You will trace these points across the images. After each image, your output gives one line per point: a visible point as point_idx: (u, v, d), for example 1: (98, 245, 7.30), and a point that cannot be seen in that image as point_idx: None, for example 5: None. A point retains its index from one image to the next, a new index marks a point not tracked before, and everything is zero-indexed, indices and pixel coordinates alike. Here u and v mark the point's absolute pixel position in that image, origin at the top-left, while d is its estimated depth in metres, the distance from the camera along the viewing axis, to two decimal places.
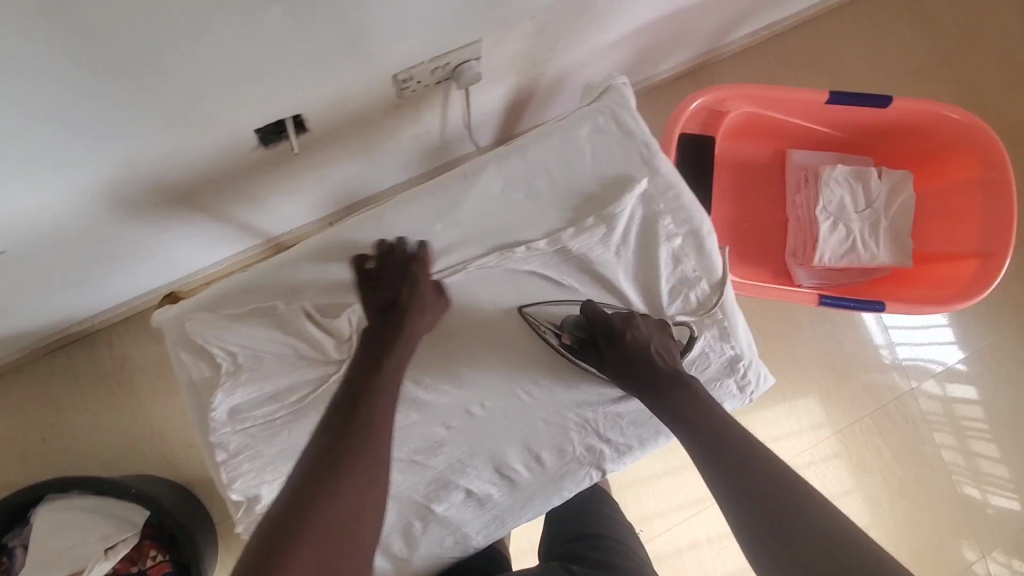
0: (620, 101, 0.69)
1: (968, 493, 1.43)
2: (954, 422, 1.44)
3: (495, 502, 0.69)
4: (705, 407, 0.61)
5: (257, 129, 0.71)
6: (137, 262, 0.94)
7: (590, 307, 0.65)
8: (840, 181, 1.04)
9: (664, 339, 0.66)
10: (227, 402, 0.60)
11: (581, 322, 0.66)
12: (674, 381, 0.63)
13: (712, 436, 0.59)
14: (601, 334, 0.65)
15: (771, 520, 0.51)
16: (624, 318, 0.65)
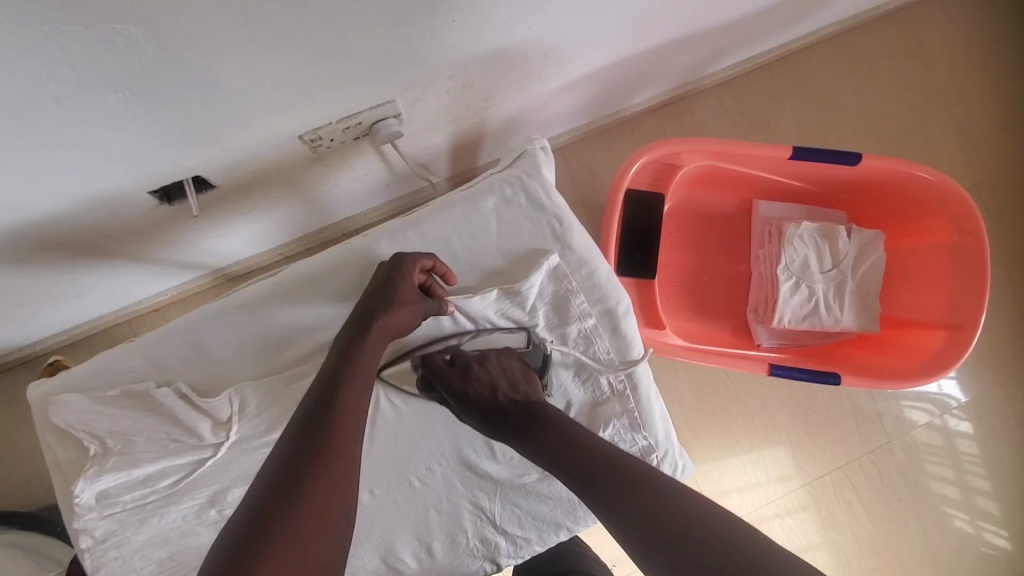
0: (532, 170, 0.64)
1: (962, 529, 1.37)
2: (954, 455, 1.37)
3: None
4: (565, 434, 0.58)
5: (152, 191, 0.67)
6: (66, 300, 0.92)
7: (426, 359, 0.63)
8: (805, 239, 0.97)
9: (513, 373, 0.64)
10: (91, 487, 0.57)
11: (424, 376, 0.64)
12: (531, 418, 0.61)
13: (581, 462, 0.55)
14: (443, 386, 0.63)
15: (660, 539, 0.46)
16: (462, 362, 0.63)
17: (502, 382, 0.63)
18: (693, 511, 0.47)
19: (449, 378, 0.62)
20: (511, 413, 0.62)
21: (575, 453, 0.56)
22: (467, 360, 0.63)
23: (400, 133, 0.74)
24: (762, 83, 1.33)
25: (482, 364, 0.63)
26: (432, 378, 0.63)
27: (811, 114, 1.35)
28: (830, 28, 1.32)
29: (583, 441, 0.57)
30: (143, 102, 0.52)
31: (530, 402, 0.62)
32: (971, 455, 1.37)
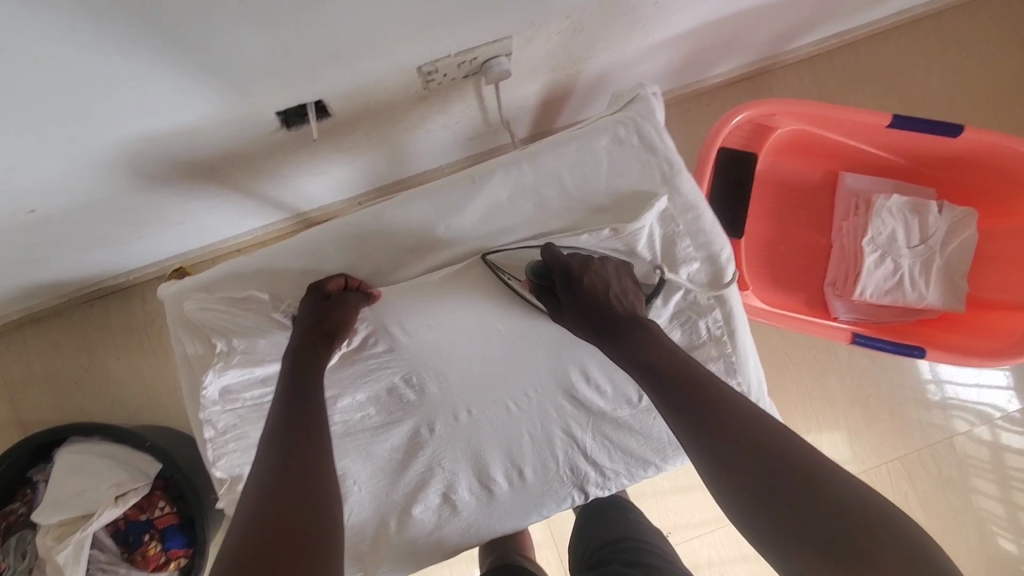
0: (646, 114, 0.66)
1: (1002, 547, 1.33)
2: (997, 472, 1.34)
3: (463, 510, 0.69)
4: (665, 351, 0.57)
5: (278, 113, 0.70)
6: (170, 227, 0.98)
7: (548, 251, 0.60)
8: (893, 212, 0.96)
9: (625, 283, 0.62)
10: (221, 380, 0.62)
11: (541, 268, 0.62)
12: (635, 327, 0.59)
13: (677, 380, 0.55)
14: (558, 278, 0.60)
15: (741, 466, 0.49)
16: (581, 260, 0.61)
17: (614, 285, 0.61)
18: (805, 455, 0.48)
19: (568, 269, 0.60)
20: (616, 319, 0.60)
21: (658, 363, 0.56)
22: (582, 259, 0.61)
23: (509, 72, 0.76)
24: (846, 61, 1.31)
25: (592, 267, 0.61)
26: (551, 269, 0.61)
27: (895, 96, 1.32)
28: (923, 8, 1.29)
29: (683, 365, 0.56)
30: (303, 13, 0.55)
31: (632, 311, 0.61)
32: (1019, 470, 1.34)
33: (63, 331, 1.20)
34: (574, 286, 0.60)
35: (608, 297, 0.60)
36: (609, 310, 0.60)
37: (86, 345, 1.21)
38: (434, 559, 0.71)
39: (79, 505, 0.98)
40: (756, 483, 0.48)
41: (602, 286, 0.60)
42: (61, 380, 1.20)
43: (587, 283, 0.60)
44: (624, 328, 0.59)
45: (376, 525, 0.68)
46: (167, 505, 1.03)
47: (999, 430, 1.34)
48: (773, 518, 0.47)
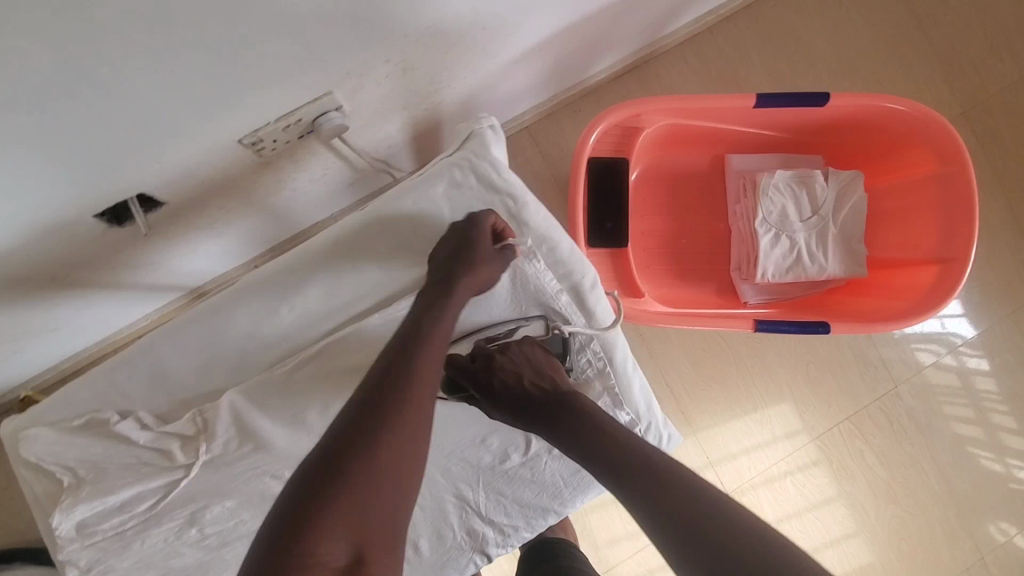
0: (481, 151, 0.63)
1: (989, 467, 1.34)
2: (973, 394, 1.35)
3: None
4: (597, 425, 0.57)
5: (98, 214, 0.66)
6: (45, 336, 0.93)
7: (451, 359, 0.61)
8: (780, 188, 0.95)
9: (534, 365, 0.61)
10: (67, 520, 0.57)
11: (448, 380, 0.62)
12: (557, 403, 0.59)
13: (629, 461, 0.52)
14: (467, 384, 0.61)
15: (689, 537, 0.46)
16: (488, 357, 0.61)
17: (528, 370, 0.61)
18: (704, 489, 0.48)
19: (475, 375, 0.61)
20: (540, 402, 0.60)
21: (605, 441, 0.55)
22: (486, 353, 0.61)
23: (345, 125, 0.72)
24: (727, 34, 1.29)
25: (506, 353, 0.61)
26: (460, 376, 0.61)
27: (782, 60, 1.31)
28: None
29: (603, 424, 0.57)
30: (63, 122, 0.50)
31: (547, 389, 0.60)
32: (988, 391, 1.35)
33: None
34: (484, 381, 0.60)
35: (525, 385, 0.60)
36: (530, 395, 0.60)
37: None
38: None
39: None
40: (667, 525, 0.47)
41: (521, 373, 0.61)
42: None
43: (505, 374, 0.60)
44: (554, 406, 0.59)
45: None
46: None
47: (965, 352, 1.34)
48: (692, 554, 0.45)
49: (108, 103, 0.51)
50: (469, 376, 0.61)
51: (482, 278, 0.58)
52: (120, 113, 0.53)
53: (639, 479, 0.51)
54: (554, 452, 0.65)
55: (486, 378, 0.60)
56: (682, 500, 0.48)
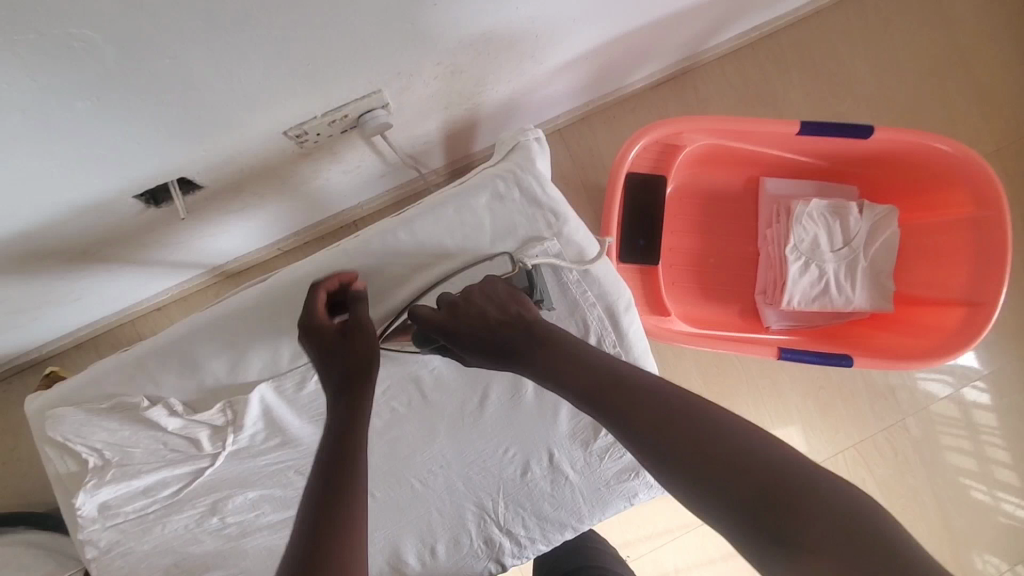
0: (526, 163, 0.61)
1: (979, 498, 1.35)
2: (972, 427, 1.35)
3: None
4: (580, 358, 0.51)
5: (137, 196, 0.65)
6: (68, 304, 0.92)
7: (414, 313, 0.56)
8: (814, 217, 0.94)
9: (499, 303, 0.56)
10: (93, 499, 0.58)
11: (416, 331, 0.57)
12: (527, 338, 0.54)
13: (601, 387, 0.48)
14: (437, 333, 0.56)
15: (678, 456, 0.42)
16: (448, 308, 0.55)
17: (492, 309, 0.56)
18: (688, 401, 0.44)
19: (440, 323, 0.55)
20: (510, 338, 0.54)
21: (578, 365, 0.50)
22: (450, 303, 0.56)
23: (389, 123, 0.72)
24: (768, 52, 1.28)
25: (466, 300, 0.56)
26: (423, 325, 0.56)
27: (821, 82, 1.29)
28: None
29: (574, 346, 0.52)
30: (121, 106, 0.50)
31: (516, 324, 0.55)
32: (988, 426, 1.35)
33: None
34: (450, 328, 0.55)
35: (492, 324, 0.55)
36: (498, 333, 0.55)
37: (8, 426, 1.15)
38: None
39: None
40: (658, 453, 0.43)
41: (484, 315, 0.55)
42: None
43: (468, 318, 0.55)
44: (526, 342, 0.53)
45: None
46: None
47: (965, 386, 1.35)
48: (688, 478, 0.41)
49: (163, 94, 0.51)
50: (438, 323, 0.55)
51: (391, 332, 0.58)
52: (173, 105, 0.53)
53: (610, 394, 0.47)
54: (576, 468, 0.65)
55: (452, 326, 0.55)
56: (652, 415, 0.44)
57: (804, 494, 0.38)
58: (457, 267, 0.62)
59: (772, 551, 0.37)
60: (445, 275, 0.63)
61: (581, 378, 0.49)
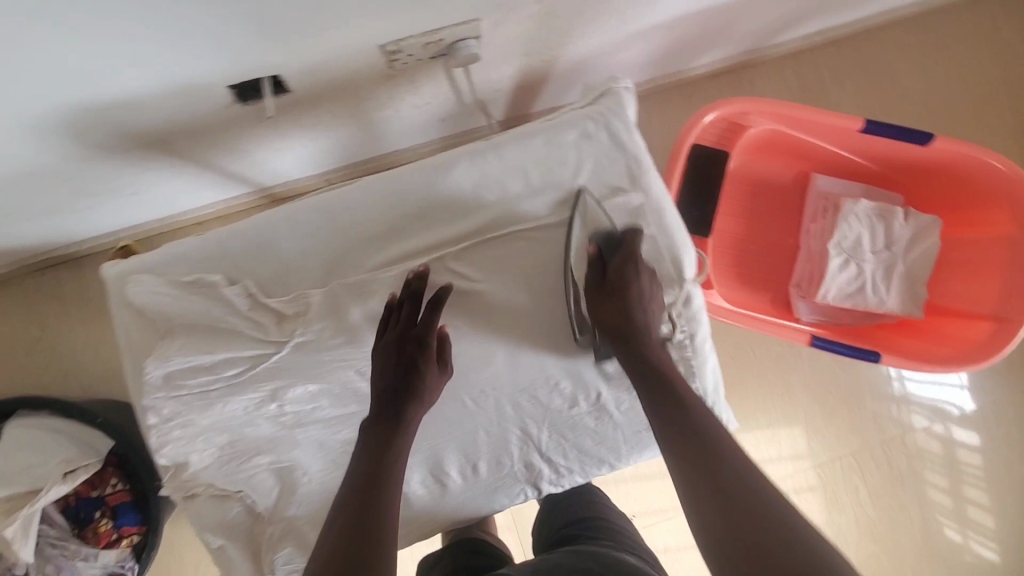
0: (616, 107, 0.64)
1: (949, 536, 1.38)
2: (952, 466, 1.38)
3: (422, 506, 0.69)
4: (678, 390, 0.56)
5: (229, 87, 0.67)
6: (124, 198, 0.94)
7: (632, 237, 0.61)
8: (860, 217, 0.96)
9: (652, 311, 0.61)
10: (162, 367, 0.59)
11: (606, 241, 0.62)
12: (644, 346, 0.59)
13: (690, 423, 0.54)
14: (616, 261, 0.61)
15: (732, 514, 0.48)
16: (638, 265, 0.61)
17: (644, 301, 0.60)
18: (760, 487, 0.49)
19: (624, 262, 0.60)
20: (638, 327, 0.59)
21: (673, 395, 0.56)
22: (638, 259, 0.61)
23: (478, 56, 0.73)
24: (827, 58, 1.29)
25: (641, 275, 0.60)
26: (620, 250, 0.61)
27: (874, 95, 1.31)
28: (906, 8, 1.27)
29: (681, 394, 0.56)
30: None
31: (647, 325, 0.60)
32: (969, 464, 1.38)
33: (14, 300, 1.16)
34: (625, 270, 0.60)
35: (637, 302, 0.59)
36: (632, 322, 0.59)
37: (37, 316, 1.17)
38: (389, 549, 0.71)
39: (25, 482, 0.95)
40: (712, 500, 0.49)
41: (638, 308, 0.60)
42: (12, 351, 1.16)
43: (634, 294, 0.60)
44: (641, 348, 0.59)
45: None
46: (119, 482, 1.01)
47: (953, 424, 1.38)
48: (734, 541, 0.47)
49: None
50: (619, 253, 0.61)
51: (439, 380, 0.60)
52: None
53: (702, 457, 0.52)
54: (621, 407, 0.68)
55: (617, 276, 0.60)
56: (720, 474, 0.50)
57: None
58: (538, 200, 0.64)
59: None
60: (523, 204, 0.64)
61: (677, 431, 0.54)
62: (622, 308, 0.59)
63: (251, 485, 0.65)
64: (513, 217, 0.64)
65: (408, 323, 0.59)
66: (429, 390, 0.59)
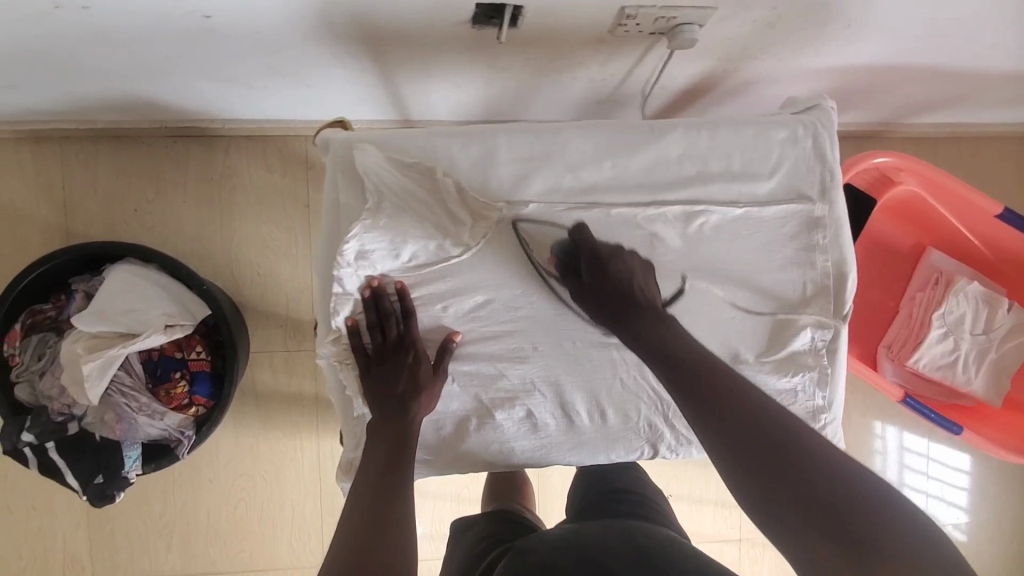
0: (827, 121, 0.69)
1: None
2: None
3: (547, 439, 0.71)
4: (679, 341, 0.63)
5: (476, 6, 0.71)
6: (295, 87, 0.99)
7: (581, 231, 0.67)
8: (969, 298, 1.00)
9: (650, 282, 0.68)
10: (358, 241, 0.64)
11: (566, 245, 0.68)
12: (653, 318, 0.65)
13: (694, 369, 0.60)
14: (584, 260, 0.67)
15: (746, 449, 0.54)
16: (609, 250, 0.67)
17: (636, 278, 0.67)
18: (770, 412, 0.55)
19: (594, 255, 0.67)
20: (636, 305, 0.65)
21: (674, 349, 0.62)
22: (623, 254, 0.67)
23: (694, 43, 0.76)
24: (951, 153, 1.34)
25: (617, 266, 0.67)
26: (581, 248, 0.67)
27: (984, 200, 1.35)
28: None
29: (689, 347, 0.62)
30: None
31: (641, 302, 0.65)
32: None
33: (139, 158, 1.20)
34: (602, 271, 0.67)
35: (630, 287, 0.66)
36: (635, 299, 0.66)
37: (156, 179, 1.20)
38: (499, 469, 0.72)
39: (124, 323, 0.98)
40: (728, 440, 0.55)
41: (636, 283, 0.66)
42: (124, 205, 1.20)
43: (627, 279, 0.66)
44: (648, 313, 0.65)
45: (458, 419, 0.70)
46: (202, 352, 1.05)
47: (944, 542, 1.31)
48: (752, 471, 0.53)
49: None
50: (586, 255, 0.67)
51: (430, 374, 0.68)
52: None
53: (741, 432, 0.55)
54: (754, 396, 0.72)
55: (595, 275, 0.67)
56: (732, 408, 0.56)
57: (909, 544, 0.47)
58: (733, 185, 0.68)
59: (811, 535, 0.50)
60: (718, 184, 0.68)
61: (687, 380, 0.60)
62: (614, 299, 0.66)
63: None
64: (705, 193, 0.68)
65: (387, 348, 0.67)
66: (426, 392, 0.67)
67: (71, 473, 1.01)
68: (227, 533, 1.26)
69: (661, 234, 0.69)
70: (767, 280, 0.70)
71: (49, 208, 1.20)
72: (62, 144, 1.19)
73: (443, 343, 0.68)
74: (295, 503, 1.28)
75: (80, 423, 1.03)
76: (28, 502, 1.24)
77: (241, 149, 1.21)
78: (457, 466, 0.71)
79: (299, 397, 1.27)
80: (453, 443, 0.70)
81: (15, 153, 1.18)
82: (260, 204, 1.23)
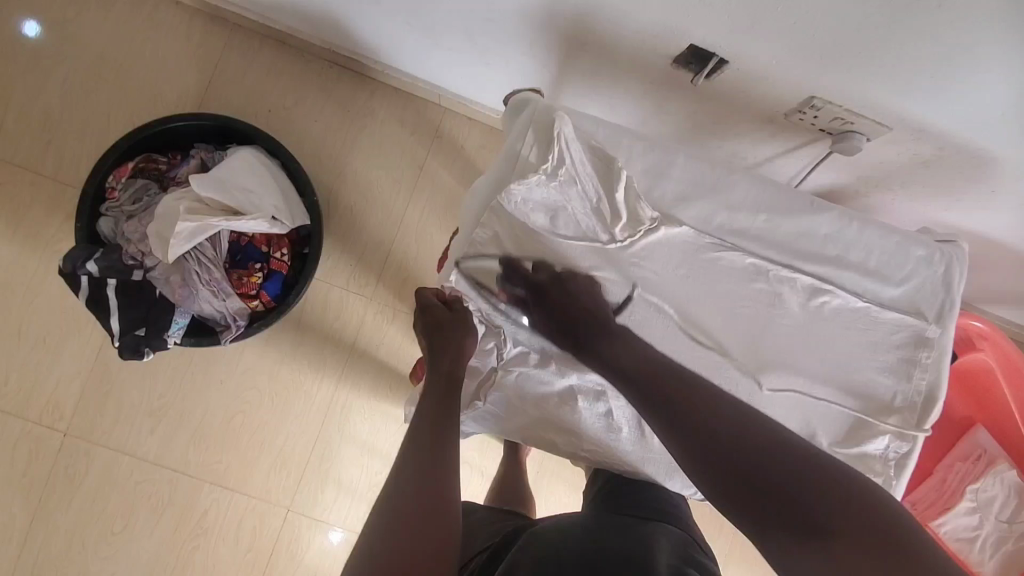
0: (962, 257, 0.74)
1: None
2: None
3: (618, 443, 0.77)
4: (638, 358, 0.63)
5: (687, 50, 0.80)
6: (473, 60, 1.07)
7: (513, 264, 0.69)
8: (1004, 483, 1.02)
9: (596, 301, 0.69)
10: (527, 188, 0.66)
11: (505, 277, 0.69)
12: (600, 333, 0.66)
13: (649, 377, 0.60)
14: (526, 288, 0.69)
15: (715, 457, 0.52)
16: (548, 277, 0.69)
17: (586, 298, 0.69)
18: (716, 399, 0.55)
19: (537, 281, 0.69)
20: (591, 325, 0.67)
21: (634, 362, 0.62)
22: (563, 276, 0.70)
23: (855, 151, 0.85)
24: None
25: (557, 284, 0.69)
26: (520, 280, 0.69)
27: None
28: None
29: (648, 362, 0.62)
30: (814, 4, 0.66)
31: (602, 324, 0.67)
32: None
33: (293, 67, 1.26)
34: (546, 298, 0.69)
35: (581, 308, 0.68)
36: (584, 316, 0.68)
37: (299, 91, 1.26)
38: (564, 449, 0.80)
39: (236, 199, 1.01)
40: (693, 451, 0.53)
41: (586, 302, 0.68)
42: (261, 101, 1.26)
43: (573, 296, 0.69)
44: (602, 330, 0.67)
45: (546, 396, 0.76)
46: (285, 255, 1.09)
47: None
48: (719, 479, 0.51)
49: (837, 17, 0.66)
50: (525, 281, 0.69)
51: (462, 326, 0.70)
52: (825, 26, 0.68)
53: (686, 420, 0.55)
54: None
55: (543, 297, 0.69)
56: (691, 413, 0.55)
57: (859, 511, 0.47)
58: (862, 280, 0.73)
59: (787, 531, 0.48)
60: (850, 273, 0.73)
61: (652, 391, 0.59)
62: (566, 323, 0.68)
63: (519, 340, 0.73)
64: (835, 277, 0.73)
65: (431, 319, 0.71)
66: (460, 336, 0.70)
67: (118, 315, 1.02)
68: (213, 439, 1.23)
69: (786, 297, 0.73)
70: (863, 376, 0.74)
71: (195, 80, 1.25)
72: (233, 30, 1.26)
73: (457, 300, 0.71)
74: (289, 436, 1.24)
75: (145, 274, 1.03)
76: (41, 334, 1.22)
77: (385, 96, 1.28)
78: (529, 430, 0.80)
79: (336, 336, 1.26)
80: (535, 411, 0.78)
81: (188, 22, 1.25)
82: (381, 149, 1.28)
